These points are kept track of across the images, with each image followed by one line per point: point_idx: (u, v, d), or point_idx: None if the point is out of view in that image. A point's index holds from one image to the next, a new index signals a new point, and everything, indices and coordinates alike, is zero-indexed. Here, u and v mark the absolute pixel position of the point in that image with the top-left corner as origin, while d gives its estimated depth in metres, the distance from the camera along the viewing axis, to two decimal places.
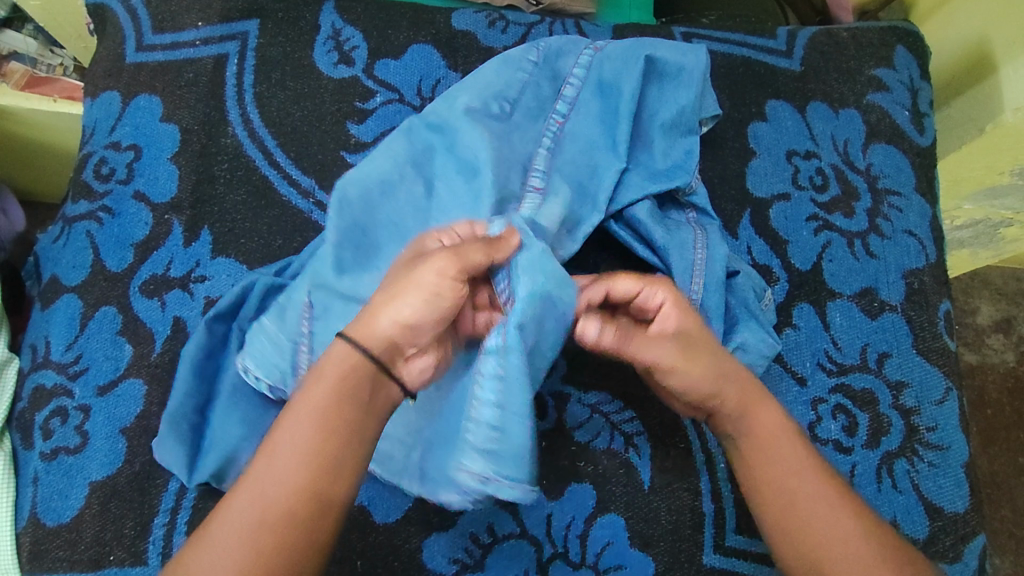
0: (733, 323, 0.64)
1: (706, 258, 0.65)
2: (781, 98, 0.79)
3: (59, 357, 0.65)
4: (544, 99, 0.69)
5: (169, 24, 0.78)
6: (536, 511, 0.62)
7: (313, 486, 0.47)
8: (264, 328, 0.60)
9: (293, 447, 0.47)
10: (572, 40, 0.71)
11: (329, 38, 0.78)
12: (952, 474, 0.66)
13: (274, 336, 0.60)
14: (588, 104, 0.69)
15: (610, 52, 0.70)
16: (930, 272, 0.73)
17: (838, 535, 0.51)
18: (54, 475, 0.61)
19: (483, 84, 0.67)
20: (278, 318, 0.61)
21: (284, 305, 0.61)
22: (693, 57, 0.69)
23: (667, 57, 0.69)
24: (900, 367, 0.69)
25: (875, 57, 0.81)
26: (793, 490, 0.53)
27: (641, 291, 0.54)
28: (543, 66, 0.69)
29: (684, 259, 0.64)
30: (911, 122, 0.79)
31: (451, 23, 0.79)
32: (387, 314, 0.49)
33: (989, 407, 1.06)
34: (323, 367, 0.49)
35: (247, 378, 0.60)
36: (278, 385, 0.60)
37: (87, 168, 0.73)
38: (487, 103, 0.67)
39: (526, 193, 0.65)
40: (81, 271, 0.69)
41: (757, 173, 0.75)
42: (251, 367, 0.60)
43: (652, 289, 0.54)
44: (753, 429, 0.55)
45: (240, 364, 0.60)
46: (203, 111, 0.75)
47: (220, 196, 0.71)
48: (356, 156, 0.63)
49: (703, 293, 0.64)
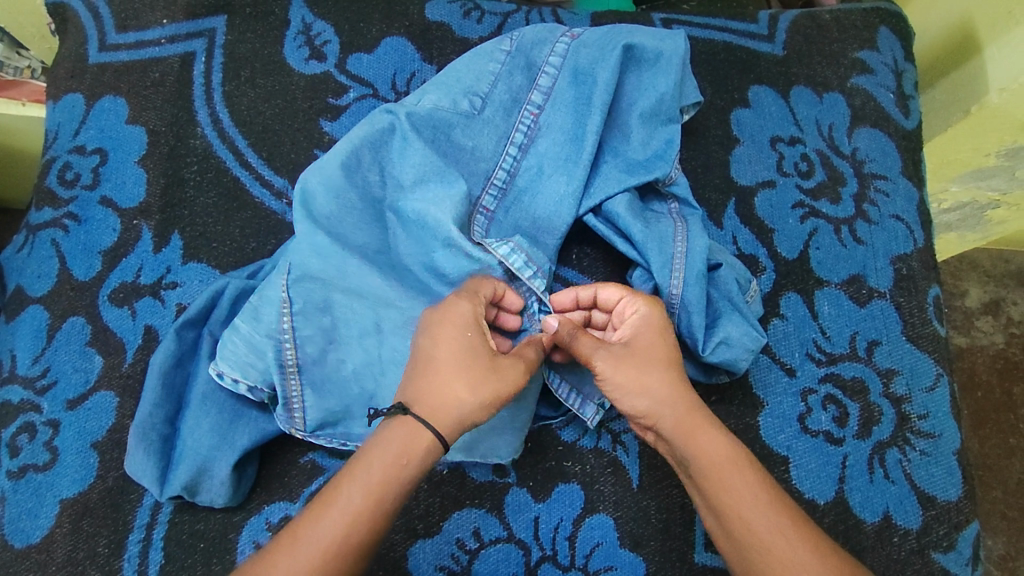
0: (716, 316, 0.63)
1: (687, 251, 0.63)
2: (764, 84, 0.77)
3: (26, 371, 0.63)
4: (518, 89, 0.67)
5: (132, 22, 0.75)
6: (523, 513, 0.61)
7: (347, 565, 0.47)
8: (241, 334, 0.58)
9: (343, 531, 0.47)
10: (548, 28, 0.70)
11: (299, 34, 0.75)
12: (944, 463, 0.65)
13: (256, 339, 0.57)
14: (563, 94, 0.67)
15: (586, 40, 0.68)
16: (918, 257, 0.72)
17: (800, 567, 0.48)
18: (23, 494, 0.59)
19: (455, 81, 0.66)
20: (254, 319, 0.58)
21: (257, 303, 0.58)
22: (672, 43, 0.67)
23: (645, 43, 0.67)
24: (890, 355, 0.68)
25: (859, 39, 0.80)
26: (753, 519, 0.50)
27: (622, 301, 0.59)
28: (516, 56, 0.68)
29: (664, 254, 0.63)
30: (896, 105, 0.78)
31: (424, 15, 0.77)
32: (472, 416, 0.51)
33: (980, 389, 1.05)
34: (404, 456, 0.49)
35: (223, 381, 0.57)
36: (259, 385, 0.58)
37: (51, 175, 0.71)
38: (460, 99, 0.65)
39: (489, 189, 0.65)
40: (47, 281, 0.67)
41: (741, 160, 0.74)
42: (228, 370, 0.57)
43: (632, 301, 0.58)
44: (707, 452, 0.52)
45: (212, 365, 0.58)
46: (171, 112, 0.72)
47: (190, 199, 0.69)
48: (333, 162, 0.62)
49: (683, 286, 0.62)
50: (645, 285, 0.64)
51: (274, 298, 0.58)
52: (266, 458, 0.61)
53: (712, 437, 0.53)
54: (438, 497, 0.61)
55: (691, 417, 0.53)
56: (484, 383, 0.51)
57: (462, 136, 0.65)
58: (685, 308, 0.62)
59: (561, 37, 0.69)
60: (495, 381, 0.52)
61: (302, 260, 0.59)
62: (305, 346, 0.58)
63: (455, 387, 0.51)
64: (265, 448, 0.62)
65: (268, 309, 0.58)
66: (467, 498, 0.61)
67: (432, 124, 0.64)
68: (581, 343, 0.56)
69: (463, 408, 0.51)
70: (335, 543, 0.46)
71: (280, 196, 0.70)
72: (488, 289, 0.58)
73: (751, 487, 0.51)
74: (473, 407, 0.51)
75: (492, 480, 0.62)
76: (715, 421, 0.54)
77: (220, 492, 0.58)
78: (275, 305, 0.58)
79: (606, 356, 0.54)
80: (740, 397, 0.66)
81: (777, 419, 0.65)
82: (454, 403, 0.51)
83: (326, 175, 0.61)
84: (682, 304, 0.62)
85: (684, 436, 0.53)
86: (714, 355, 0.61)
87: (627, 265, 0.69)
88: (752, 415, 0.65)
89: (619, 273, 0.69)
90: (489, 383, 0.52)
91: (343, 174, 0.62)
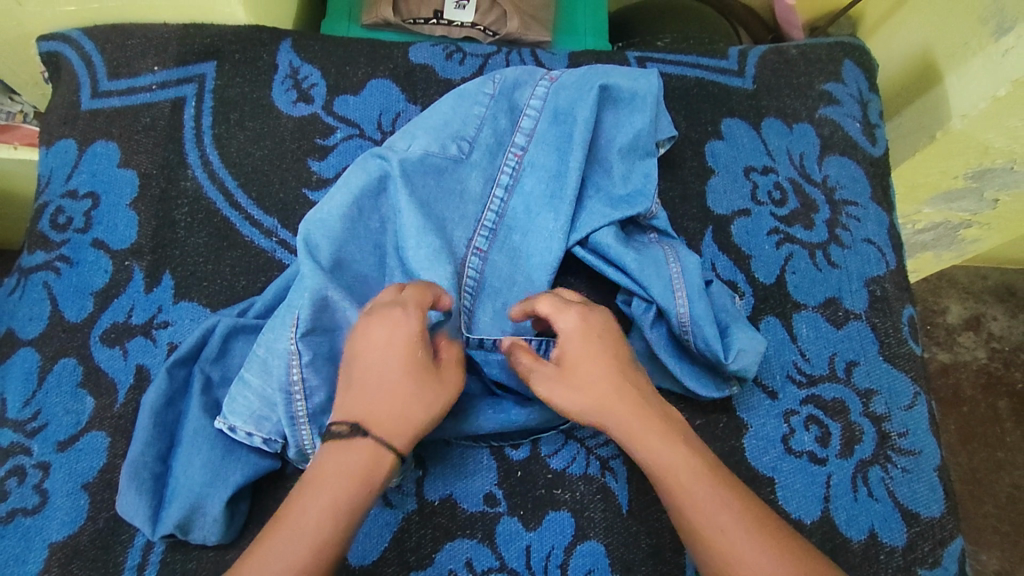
0: (725, 327, 0.65)
1: (682, 270, 0.66)
2: (736, 117, 0.80)
3: (17, 414, 0.63)
4: (502, 130, 0.70)
5: (124, 69, 0.77)
6: (514, 543, 0.61)
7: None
8: (249, 386, 0.59)
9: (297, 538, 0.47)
10: (527, 72, 0.73)
11: (288, 78, 0.78)
12: (926, 479, 0.67)
13: (261, 393, 0.59)
14: (545, 135, 0.70)
15: (564, 81, 0.72)
16: (891, 279, 0.75)
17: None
18: (11, 539, 0.59)
19: (441, 122, 0.69)
20: (263, 372, 0.59)
21: (265, 356, 0.59)
22: (646, 81, 0.70)
23: (620, 83, 0.70)
24: (869, 374, 0.70)
25: (824, 72, 0.84)
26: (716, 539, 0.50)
27: (553, 314, 0.57)
28: (498, 98, 0.71)
29: (663, 277, 0.65)
30: (863, 133, 0.81)
31: (408, 58, 0.80)
32: (418, 418, 0.52)
33: (965, 405, 1.07)
34: (350, 461, 0.50)
35: (238, 436, 0.59)
36: (273, 436, 0.60)
37: (43, 219, 0.72)
38: (450, 139, 0.68)
39: (480, 230, 0.67)
40: (38, 323, 0.67)
41: (717, 190, 0.76)
42: (242, 425, 0.59)
43: (557, 313, 0.57)
44: (668, 465, 0.52)
45: (222, 421, 0.59)
46: (162, 155, 0.74)
47: (181, 239, 0.71)
48: (331, 213, 0.63)
49: (689, 303, 0.64)
50: (647, 311, 0.65)
51: (280, 348, 0.59)
52: (257, 496, 0.62)
53: (668, 450, 0.53)
54: (430, 529, 0.61)
55: (639, 424, 0.53)
56: (430, 391, 0.53)
57: (451, 181, 0.67)
58: (696, 325, 0.64)
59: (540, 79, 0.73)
60: (436, 387, 0.53)
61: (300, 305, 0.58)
62: (315, 397, 0.59)
63: (404, 398, 0.52)
64: (257, 486, 0.62)
65: (274, 359, 0.59)
66: (459, 529, 0.62)
67: (423, 169, 0.66)
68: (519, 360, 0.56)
69: (410, 413, 0.52)
70: (292, 551, 0.46)
71: (269, 234, 0.72)
72: (423, 299, 0.55)
73: (711, 497, 0.51)
74: (419, 413, 0.52)
75: (482, 510, 0.62)
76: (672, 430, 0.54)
77: (213, 529, 0.58)
78: (281, 355, 0.59)
79: (540, 378, 0.55)
80: (724, 420, 0.67)
81: (762, 440, 0.66)
82: (404, 415, 0.51)
83: (325, 216, 0.63)
84: (692, 321, 0.64)
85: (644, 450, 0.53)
86: (736, 363, 0.63)
87: (612, 293, 0.71)
88: (737, 438, 0.66)
89: (604, 300, 0.70)
90: (431, 389, 0.53)
91: (343, 214, 0.63)
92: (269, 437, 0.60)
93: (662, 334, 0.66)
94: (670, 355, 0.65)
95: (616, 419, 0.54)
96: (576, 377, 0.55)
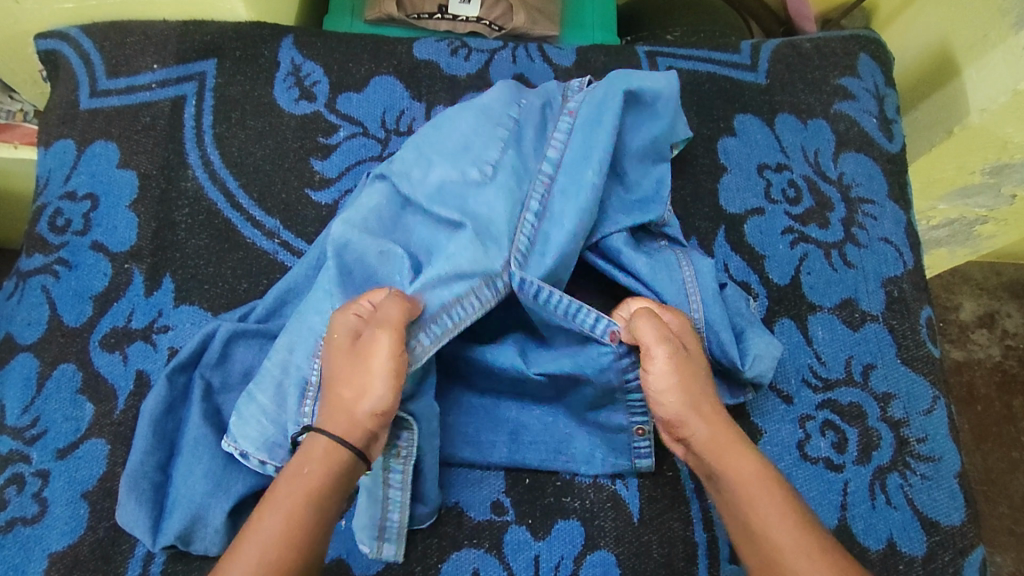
0: (740, 331, 0.63)
1: (695, 273, 0.64)
2: (749, 113, 0.78)
3: (15, 421, 0.62)
4: (529, 139, 0.67)
5: (123, 68, 0.76)
6: (523, 552, 0.60)
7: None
8: (265, 411, 0.58)
9: (263, 551, 0.46)
10: (547, 85, 0.71)
11: (289, 75, 0.76)
12: (946, 487, 0.65)
13: (279, 423, 0.58)
14: (566, 146, 0.67)
15: (591, 87, 0.68)
16: (909, 279, 0.72)
17: None
18: (10, 549, 0.58)
19: (464, 128, 0.66)
20: (281, 397, 0.58)
21: (280, 379, 0.59)
22: (667, 83, 0.68)
23: (643, 86, 0.67)
24: (886, 378, 0.68)
25: (840, 66, 0.81)
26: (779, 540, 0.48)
27: (656, 310, 0.60)
28: (520, 107, 0.69)
29: (676, 281, 0.63)
30: (879, 129, 0.79)
31: (412, 53, 0.78)
32: (365, 408, 0.52)
33: (979, 403, 1.05)
34: (305, 465, 0.50)
35: (251, 463, 0.58)
36: (286, 463, 0.58)
37: (41, 221, 0.70)
38: (478, 146, 0.65)
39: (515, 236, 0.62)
40: (37, 328, 0.66)
41: (730, 189, 0.74)
42: (254, 451, 0.58)
43: (663, 312, 0.60)
44: (735, 472, 0.52)
45: (232, 445, 0.58)
46: (162, 155, 0.73)
47: (182, 242, 0.69)
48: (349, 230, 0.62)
49: (702, 307, 0.63)
50: None
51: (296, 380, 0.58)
52: None
53: (745, 458, 0.53)
54: (436, 538, 0.60)
55: (715, 430, 0.54)
56: (355, 372, 0.52)
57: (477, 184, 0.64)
58: (711, 328, 0.62)
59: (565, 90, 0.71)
60: (366, 369, 0.52)
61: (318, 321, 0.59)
62: None
63: (337, 390, 0.53)
64: None
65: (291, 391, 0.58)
66: (466, 538, 0.60)
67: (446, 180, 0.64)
68: (644, 327, 0.55)
69: (353, 406, 0.52)
70: (261, 565, 0.46)
71: (271, 236, 0.70)
72: (377, 298, 0.56)
73: (778, 506, 0.50)
74: (360, 403, 0.52)
75: (490, 519, 0.61)
76: (747, 443, 0.54)
77: (214, 540, 0.57)
78: (296, 385, 0.58)
79: (665, 346, 0.55)
80: (738, 426, 0.65)
81: (776, 446, 0.65)
82: (342, 405, 0.52)
83: (347, 225, 0.62)
84: (707, 325, 0.62)
85: (716, 453, 0.53)
86: (753, 369, 0.61)
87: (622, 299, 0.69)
88: (751, 443, 0.65)
89: (616, 303, 0.69)
90: (359, 372, 0.52)
91: (365, 230, 0.62)
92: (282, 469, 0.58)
93: None
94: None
95: (696, 418, 0.54)
96: (689, 365, 0.56)
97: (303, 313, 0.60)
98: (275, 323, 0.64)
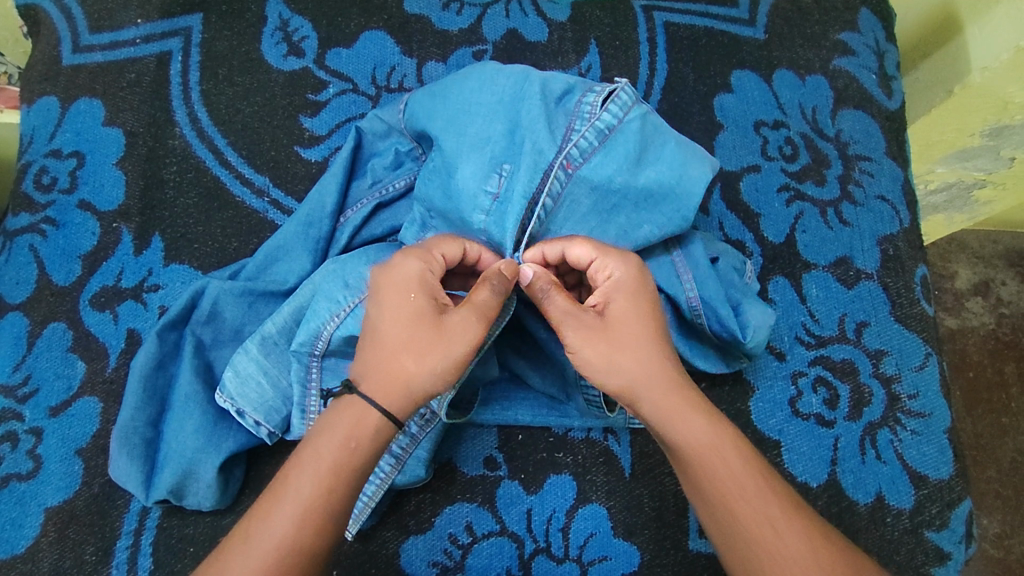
0: (737, 303, 0.62)
1: (684, 254, 0.63)
2: (747, 69, 0.77)
3: (7, 379, 0.62)
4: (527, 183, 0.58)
5: (106, 22, 0.74)
6: (514, 507, 0.61)
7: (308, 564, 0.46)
8: (261, 381, 0.58)
9: (270, 558, 0.45)
10: (564, 107, 0.60)
11: (276, 30, 0.75)
12: (935, 442, 0.65)
13: (282, 394, 0.59)
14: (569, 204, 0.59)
15: (605, 143, 0.59)
16: (905, 238, 0.72)
17: None
18: (6, 504, 0.58)
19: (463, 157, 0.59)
20: (281, 360, 0.59)
21: (282, 346, 0.59)
22: (690, 169, 0.60)
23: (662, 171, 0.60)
24: (880, 335, 0.68)
25: (840, 21, 0.80)
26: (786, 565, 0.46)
27: (595, 262, 0.55)
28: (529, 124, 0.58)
29: (665, 267, 0.62)
30: (878, 85, 0.78)
31: (402, 8, 0.76)
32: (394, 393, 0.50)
33: (971, 369, 1.06)
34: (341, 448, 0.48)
35: (246, 422, 0.58)
36: (279, 429, 0.59)
37: (27, 179, 0.69)
38: (483, 172, 0.58)
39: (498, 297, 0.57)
40: (25, 287, 0.65)
41: (725, 146, 0.73)
42: (250, 411, 0.58)
43: (604, 261, 0.55)
44: (704, 450, 0.50)
45: (230, 403, 0.58)
46: (148, 112, 0.71)
47: (170, 200, 0.68)
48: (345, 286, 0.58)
49: (697, 286, 0.62)
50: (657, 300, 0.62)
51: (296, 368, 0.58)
52: (252, 465, 0.61)
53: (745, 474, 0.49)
54: (429, 493, 0.61)
55: (671, 400, 0.51)
56: (417, 345, 0.50)
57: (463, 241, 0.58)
58: (709, 305, 0.61)
59: (580, 108, 0.60)
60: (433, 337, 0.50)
61: (316, 312, 0.57)
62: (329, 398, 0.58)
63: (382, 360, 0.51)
64: (250, 455, 0.61)
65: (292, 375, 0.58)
66: (458, 493, 0.61)
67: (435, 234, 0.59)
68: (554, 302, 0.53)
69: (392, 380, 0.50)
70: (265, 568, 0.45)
71: (260, 194, 0.69)
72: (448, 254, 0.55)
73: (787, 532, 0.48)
74: (397, 378, 0.50)
75: (483, 474, 0.61)
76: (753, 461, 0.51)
77: (207, 494, 0.57)
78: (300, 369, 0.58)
79: (576, 323, 0.52)
80: (730, 382, 0.65)
81: (768, 403, 0.65)
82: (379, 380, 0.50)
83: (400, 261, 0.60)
84: (703, 302, 0.61)
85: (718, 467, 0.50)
86: (753, 341, 0.61)
87: None
88: (743, 400, 0.65)
89: None
90: (425, 341, 0.50)
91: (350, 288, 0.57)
92: (268, 430, 0.58)
93: (676, 320, 0.63)
94: (679, 337, 0.63)
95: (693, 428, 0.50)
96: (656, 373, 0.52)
97: (315, 287, 0.58)
98: (263, 279, 0.63)
